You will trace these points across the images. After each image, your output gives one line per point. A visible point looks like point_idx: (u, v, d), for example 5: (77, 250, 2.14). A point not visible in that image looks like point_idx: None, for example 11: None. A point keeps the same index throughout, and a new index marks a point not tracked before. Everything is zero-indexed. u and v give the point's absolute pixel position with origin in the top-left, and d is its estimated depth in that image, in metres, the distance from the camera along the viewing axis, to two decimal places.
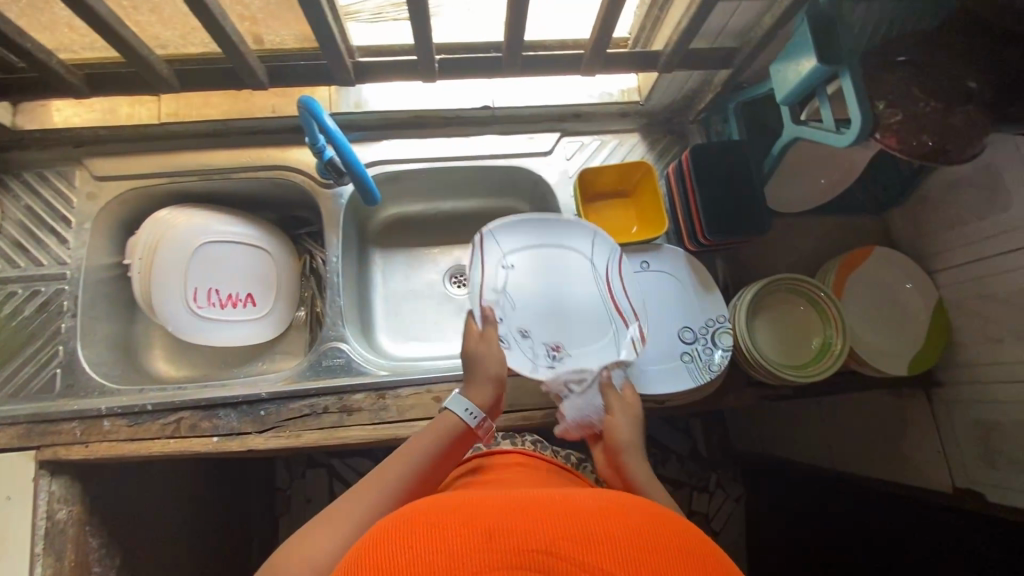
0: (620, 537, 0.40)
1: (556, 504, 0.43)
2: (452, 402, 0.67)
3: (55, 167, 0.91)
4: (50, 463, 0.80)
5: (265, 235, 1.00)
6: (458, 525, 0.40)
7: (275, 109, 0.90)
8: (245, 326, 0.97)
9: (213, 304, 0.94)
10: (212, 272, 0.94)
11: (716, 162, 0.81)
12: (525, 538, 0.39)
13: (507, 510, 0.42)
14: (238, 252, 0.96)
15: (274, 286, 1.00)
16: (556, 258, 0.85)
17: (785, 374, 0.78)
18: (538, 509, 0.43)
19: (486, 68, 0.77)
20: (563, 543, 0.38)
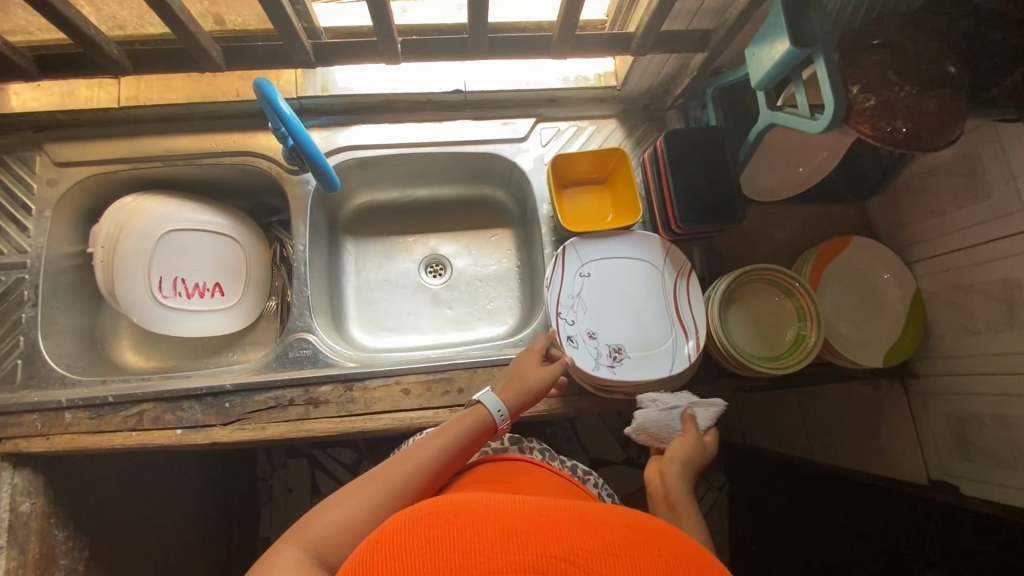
0: (654, 561, 0.36)
1: (558, 509, 0.40)
2: (486, 396, 0.69)
3: (14, 152, 0.88)
4: (11, 456, 0.79)
5: (235, 222, 0.98)
6: (477, 521, 0.37)
7: (240, 92, 0.87)
8: (214, 316, 0.95)
9: (180, 294, 0.92)
10: (179, 261, 0.91)
11: (691, 148, 0.79)
12: (548, 544, 0.35)
13: (511, 511, 0.39)
14: (206, 240, 0.94)
15: (243, 275, 0.98)
16: (631, 270, 0.84)
17: (759, 366, 0.76)
18: (565, 516, 0.39)
19: (452, 51, 0.74)
20: (589, 556, 0.35)
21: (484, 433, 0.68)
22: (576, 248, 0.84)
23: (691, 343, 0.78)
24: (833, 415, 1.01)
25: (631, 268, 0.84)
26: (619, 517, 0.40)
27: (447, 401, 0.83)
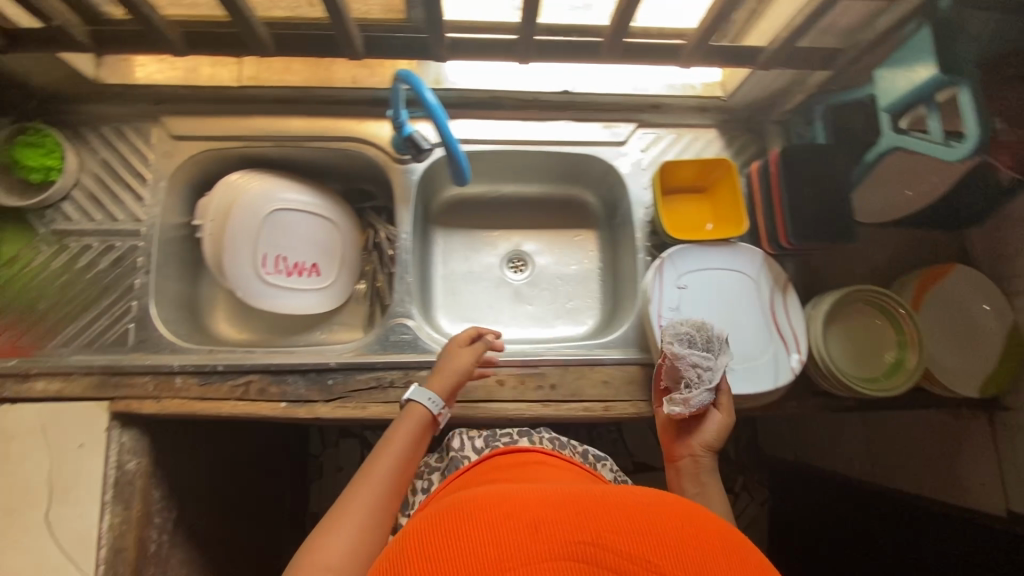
0: (661, 531, 0.41)
1: (576, 496, 0.45)
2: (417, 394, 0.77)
3: (132, 123, 0.90)
4: (122, 415, 0.82)
5: (333, 206, 1.00)
6: (499, 517, 0.42)
7: (355, 79, 0.90)
8: (308, 296, 0.97)
9: (280, 271, 0.94)
10: (282, 239, 0.94)
11: (804, 166, 0.80)
12: (570, 530, 0.40)
13: (535, 503, 0.44)
14: (307, 221, 0.96)
15: (337, 258, 1.00)
16: (728, 282, 0.84)
17: (858, 387, 0.77)
18: (579, 504, 0.44)
19: (583, 54, 0.75)
20: (610, 536, 0.40)
21: (428, 427, 0.77)
22: (673, 260, 0.83)
23: (796, 356, 0.80)
24: (904, 440, 1.02)
25: (729, 281, 0.84)
26: (636, 501, 0.46)
27: (539, 396, 0.84)
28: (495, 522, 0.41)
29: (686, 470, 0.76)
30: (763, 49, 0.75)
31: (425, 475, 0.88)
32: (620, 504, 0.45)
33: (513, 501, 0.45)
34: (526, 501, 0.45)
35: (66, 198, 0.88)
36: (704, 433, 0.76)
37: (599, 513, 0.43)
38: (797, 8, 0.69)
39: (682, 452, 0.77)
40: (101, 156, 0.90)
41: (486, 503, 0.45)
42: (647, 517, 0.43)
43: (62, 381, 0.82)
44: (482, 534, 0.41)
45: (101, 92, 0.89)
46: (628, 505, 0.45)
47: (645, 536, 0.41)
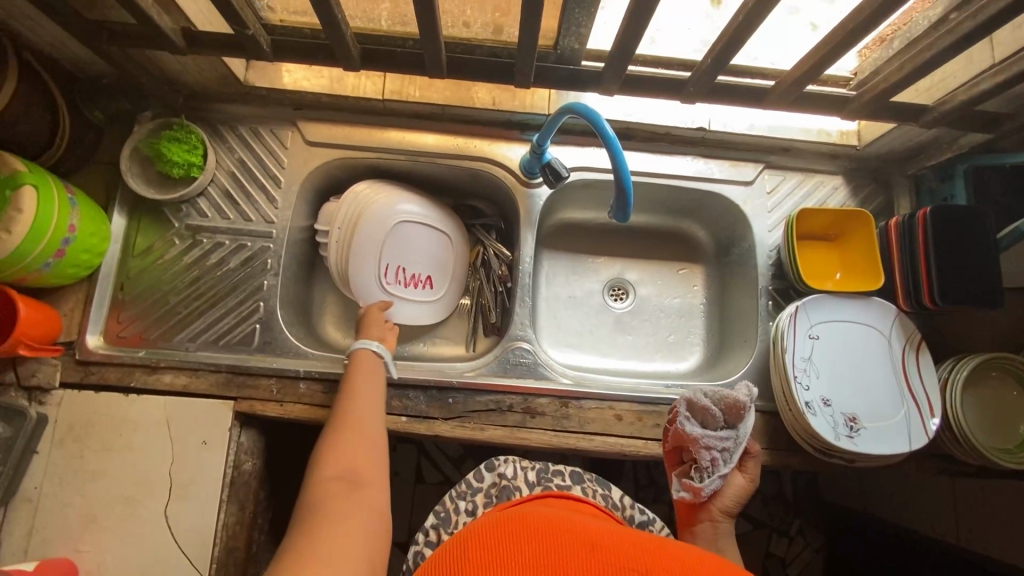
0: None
1: (639, 539, 0.51)
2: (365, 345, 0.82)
3: (269, 126, 0.92)
4: (243, 416, 0.82)
5: (451, 219, 1.00)
6: (563, 534, 0.50)
7: (495, 101, 0.91)
8: (420, 308, 0.97)
9: (398, 282, 0.95)
10: (403, 250, 0.95)
11: (957, 226, 0.78)
12: (622, 559, 0.47)
13: (597, 534, 0.51)
14: (428, 234, 0.97)
15: (450, 272, 1.00)
16: (859, 337, 0.83)
17: (994, 457, 0.76)
18: (637, 544, 0.50)
19: (749, 97, 0.76)
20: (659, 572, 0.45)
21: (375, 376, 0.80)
22: (807, 308, 0.82)
23: (933, 420, 0.78)
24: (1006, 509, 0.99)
25: (859, 337, 0.82)
26: (690, 554, 0.50)
27: (657, 434, 0.83)
28: (538, 541, 0.49)
29: (702, 532, 0.72)
30: (932, 108, 0.74)
31: (467, 498, 0.79)
32: (639, 541, 0.51)
33: (556, 528, 0.51)
34: (566, 530, 0.51)
35: (201, 194, 0.90)
36: (723, 498, 0.71)
37: (622, 548, 0.49)
38: (980, 72, 0.69)
39: (700, 514, 0.72)
40: (238, 155, 0.91)
41: (531, 524, 0.52)
42: (668, 554, 0.48)
43: (189, 376, 0.83)
44: (544, 540, 0.49)
45: (246, 93, 0.90)
46: (649, 545, 0.50)
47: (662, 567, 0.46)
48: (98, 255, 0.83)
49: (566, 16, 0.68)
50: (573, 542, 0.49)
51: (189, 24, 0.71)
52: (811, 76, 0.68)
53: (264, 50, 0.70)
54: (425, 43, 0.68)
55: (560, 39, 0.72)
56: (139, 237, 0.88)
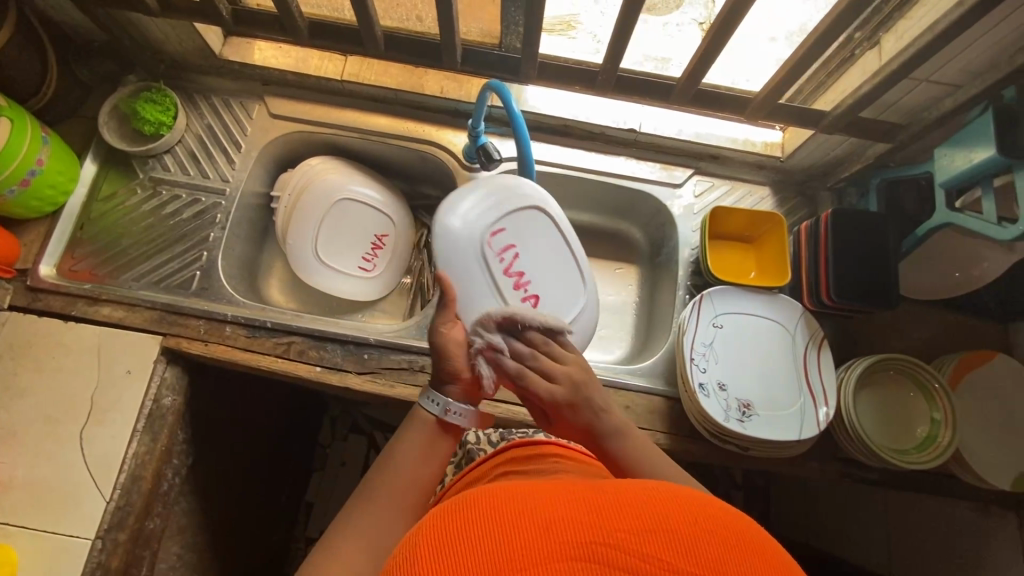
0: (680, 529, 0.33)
1: (595, 491, 0.37)
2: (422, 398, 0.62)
3: (239, 98, 1.01)
4: (170, 352, 0.87)
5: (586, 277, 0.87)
6: (491, 511, 0.35)
7: (443, 90, 0.99)
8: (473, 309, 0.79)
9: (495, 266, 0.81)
10: (525, 245, 0.83)
11: (855, 229, 0.82)
12: (574, 529, 0.33)
13: (537, 497, 0.36)
14: (569, 266, 0.86)
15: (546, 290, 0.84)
16: (762, 329, 0.85)
17: (884, 453, 0.76)
18: (589, 498, 0.36)
19: (656, 93, 0.83)
20: (619, 534, 0.32)
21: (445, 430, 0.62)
22: (712, 298, 0.85)
23: (825, 409, 0.79)
24: (926, 530, 0.97)
25: (762, 329, 0.85)
26: (651, 491, 0.37)
27: None
28: (489, 511, 0.35)
29: (605, 439, 0.59)
30: (827, 114, 0.80)
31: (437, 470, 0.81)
32: (628, 488, 0.37)
33: (515, 493, 0.37)
34: (531, 491, 0.37)
35: (168, 152, 0.98)
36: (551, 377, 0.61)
37: (601, 498, 0.36)
38: (864, 80, 0.75)
39: (593, 437, 0.59)
40: (206, 120, 1.00)
41: (489, 492, 0.37)
42: (661, 504, 0.35)
43: (126, 310, 0.88)
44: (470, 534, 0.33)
45: (221, 67, 1.00)
46: (641, 492, 0.36)
47: (653, 529, 0.33)
48: (65, 194, 0.91)
49: (506, 16, 0.76)
50: (539, 506, 0.35)
51: None
52: (704, 71, 0.75)
53: (223, 17, 0.82)
54: (359, 19, 0.78)
55: (504, 36, 0.80)
56: (106, 185, 0.96)
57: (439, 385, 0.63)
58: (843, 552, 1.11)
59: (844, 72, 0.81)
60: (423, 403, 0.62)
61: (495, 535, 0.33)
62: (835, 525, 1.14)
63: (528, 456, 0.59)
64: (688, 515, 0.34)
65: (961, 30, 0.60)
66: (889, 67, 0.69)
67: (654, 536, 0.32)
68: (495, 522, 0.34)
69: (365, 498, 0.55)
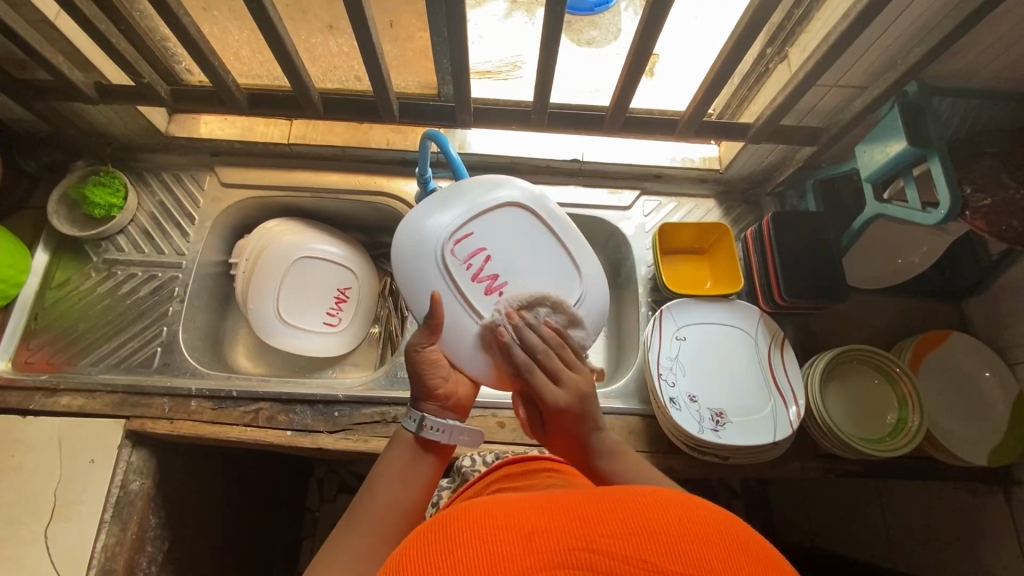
0: (665, 530, 0.33)
1: (576, 498, 0.37)
2: (408, 418, 0.58)
3: (189, 171, 1.02)
4: (135, 435, 0.85)
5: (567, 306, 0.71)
6: (476, 524, 0.34)
7: (389, 142, 1.01)
8: (456, 328, 0.65)
9: (464, 274, 0.67)
10: (502, 249, 0.70)
11: (796, 230, 0.86)
12: (562, 539, 0.32)
13: (516, 509, 0.36)
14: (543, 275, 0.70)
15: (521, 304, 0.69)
16: (725, 337, 0.86)
17: (858, 445, 0.77)
18: (572, 506, 0.35)
19: (589, 124, 0.86)
20: (607, 540, 0.32)
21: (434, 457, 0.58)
22: (672, 312, 0.87)
23: (795, 409, 0.80)
24: (921, 515, 0.96)
25: (724, 335, 0.87)
26: (636, 492, 0.37)
27: (539, 440, 0.86)
28: (471, 531, 0.34)
29: (620, 481, 0.54)
30: (750, 126, 0.84)
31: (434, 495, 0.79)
32: (613, 495, 0.36)
33: (500, 507, 0.36)
34: (519, 503, 0.37)
35: (121, 232, 0.98)
36: (561, 416, 0.56)
37: (584, 506, 0.35)
38: (779, 90, 0.79)
39: (598, 468, 0.56)
40: (159, 197, 1.01)
41: (477, 506, 0.37)
42: (645, 507, 0.35)
43: (86, 397, 0.86)
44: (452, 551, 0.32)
45: (169, 144, 1.01)
46: (627, 496, 0.36)
47: (640, 532, 0.33)
48: (16, 286, 0.90)
49: (436, 67, 0.79)
50: (523, 516, 0.34)
51: (102, 79, 0.85)
52: (627, 101, 0.79)
53: (162, 97, 0.85)
54: (294, 86, 0.81)
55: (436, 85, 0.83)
56: (59, 271, 0.96)
57: (420, 402, 0.60)
58: (847, 551, 1.10)
59: (763, 85, 0.86)
60: (408, 425, 0.58)
61: (482, 544, 0.32)
62: (835, 523, 1.13)
63: (525, 471, 0.57)
64: (675, 515, 0.34)
65: (850, 40, 0.65)
66: (797, 78, 0.74)
67: (638, 539, 0.32)
68: (480, 533, 0.33)
69: (360, 519, 0.51)
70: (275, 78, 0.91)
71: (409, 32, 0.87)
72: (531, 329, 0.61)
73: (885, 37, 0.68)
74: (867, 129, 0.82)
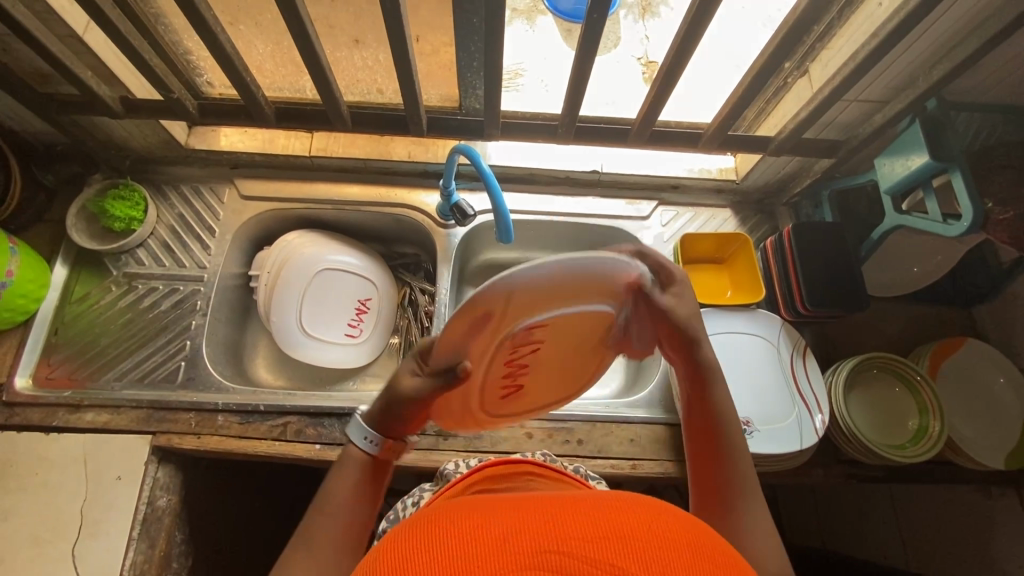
0: (629, 537, 0.33)
1: (549, 503, 0.37)
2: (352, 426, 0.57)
3: (208, 184, 1.02)
4: (161, 450, 0.84)
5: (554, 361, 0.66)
6: (447, 525, 0.35)
7: (410, 154, 1.02)
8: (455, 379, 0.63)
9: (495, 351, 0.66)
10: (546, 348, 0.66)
11: (817, 241, 0.88)
12: (529, 537, 0.33)
13: (489, 511, 0.36)
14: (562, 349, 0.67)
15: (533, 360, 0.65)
16: (748, 346, 0.88)
17: (883, 452, 0.79)
18: (543, 509, 0.36)
19: (615, 137, 0.87)
20: (573, 542, 0.32)
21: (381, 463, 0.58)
22: None
23: (819, 417, 0.82)
24: (936, 518, 0.98)
25: (748, 344, 0.88)
26: (607, 499, 0.37)
27: (567, 450, 0.86)
28: (442, 530, 0.34)
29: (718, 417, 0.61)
30: (772, 139, 0.86)
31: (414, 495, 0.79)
32: (581, 501, 0.37)
33: (466, 511, 0.36)
34: (494, 506, 0.37)
35: (141, 246, 0.98)
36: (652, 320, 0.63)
37: (551, 510, 0.35)
38: (801, 106, 0.81)
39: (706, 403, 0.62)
40: (178, 210, 1.00)
41: (444, 512, 0.36)
42: (616, 514, 0.35)
43: (111, 414, 0.85)
44: (423, 550, 0.33)
45: (188, 156, 1.01)
46: (595, 502, 0.37)
47: (608, 536, 0.33)
48: (36, 300, 0.89)
49: (465, 82, 0.80)
50: (495, 516, 0.35)
51: (127, 93, 0.85)
52: (653, 116, 0.80)
53: (189, 111, 0.85)
54: (323, 100, 0.82)
55: (463, 100, 0.84)
56: (78, 285, 0.95)
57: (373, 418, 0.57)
58: (861, 553, 1.12)
59: (783, 99, 0.88)
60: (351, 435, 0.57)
61: (453, 542, 0.33)
62: (848, 526, 1.15)
63: (505, 475, 0.58)
64: (641, 522, 0.35)
65: (876, 60, 0.67)
66: (820, 94, 0.76)
67: (605, 542, 0.32)
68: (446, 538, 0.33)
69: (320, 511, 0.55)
70: (300, 92, 0.92)
71: (434, 46, 0.88)
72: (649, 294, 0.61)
73: (908, 56, 0.70)
74: (884, 142, 0.84)
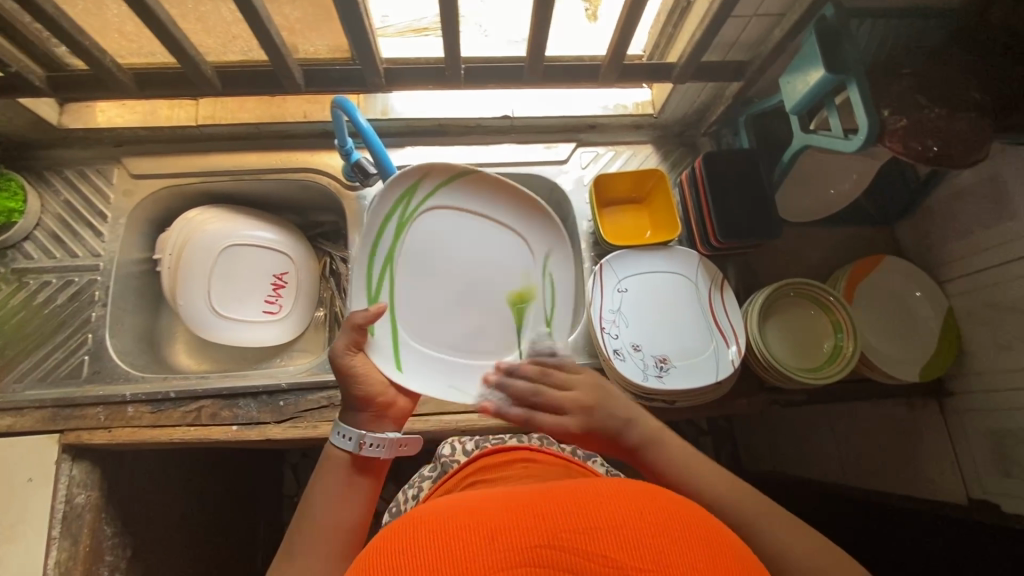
0: (619, 522, 0.34)
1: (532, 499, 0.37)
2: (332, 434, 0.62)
3: (94, 165, 0.95)
4: (73, 448, 0.82)
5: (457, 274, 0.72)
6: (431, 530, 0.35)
7: (307, 114, 0.95)
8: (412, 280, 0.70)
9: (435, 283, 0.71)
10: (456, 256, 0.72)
11: (727, 171, 0.85)
12: (520, 534, 0.33)
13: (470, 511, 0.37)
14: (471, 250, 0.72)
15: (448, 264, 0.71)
16: (666, 285, 0.86)
17: (796, 374, 0.79)
18: (527, 506, 0.36)
19: (511, 77, 0.82)
20: (563, 534, 0.33)
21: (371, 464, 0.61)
22: (612, 265, 0.86)
23: (734, 347, 0.81)
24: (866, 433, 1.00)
25: (665, 282, 0.87)
26: (591, 488, 0.38)
27: None
28: (429, 533, 0.34)
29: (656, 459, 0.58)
30: (673, 66, 0.82)
31: (415, 485, 0.81)
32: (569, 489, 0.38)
33: (458, 510, 0.37)
34: (474, 506, 0.38)
35: (27, 238, 0.92)
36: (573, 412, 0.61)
37: (543, 503, 0.36)
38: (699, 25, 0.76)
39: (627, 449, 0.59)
40: (63, 197, 0.94)
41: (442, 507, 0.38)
42: (603, 501, 0.36)
43: (14, 416, 0.82)
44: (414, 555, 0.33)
45: (67, 137, 0.94)
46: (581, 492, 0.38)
47: (594, 526, 0.34)
48: None
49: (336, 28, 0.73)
50: (483, 517, 0.35)
51: None
52: (541, 52, 0.75)
53: (38, 87, 0.78)
54: (181, 61, 0.75)
55: None
56: None
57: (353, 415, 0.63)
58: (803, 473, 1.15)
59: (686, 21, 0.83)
60: (333, 440, 0.61)
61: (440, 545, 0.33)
62: (791, 450, 1.18)
63: (499, 464, 0.60)
64: (630, 506, 0.36)
65: None
66: (712, 11, 0.71)
67: (592, 533, 0.33)
68: (442, 530, 0.34)
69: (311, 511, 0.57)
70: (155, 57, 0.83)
71: None
72: (511, 376, 0.68)
73: None
74: (790, 57, 0.80)
